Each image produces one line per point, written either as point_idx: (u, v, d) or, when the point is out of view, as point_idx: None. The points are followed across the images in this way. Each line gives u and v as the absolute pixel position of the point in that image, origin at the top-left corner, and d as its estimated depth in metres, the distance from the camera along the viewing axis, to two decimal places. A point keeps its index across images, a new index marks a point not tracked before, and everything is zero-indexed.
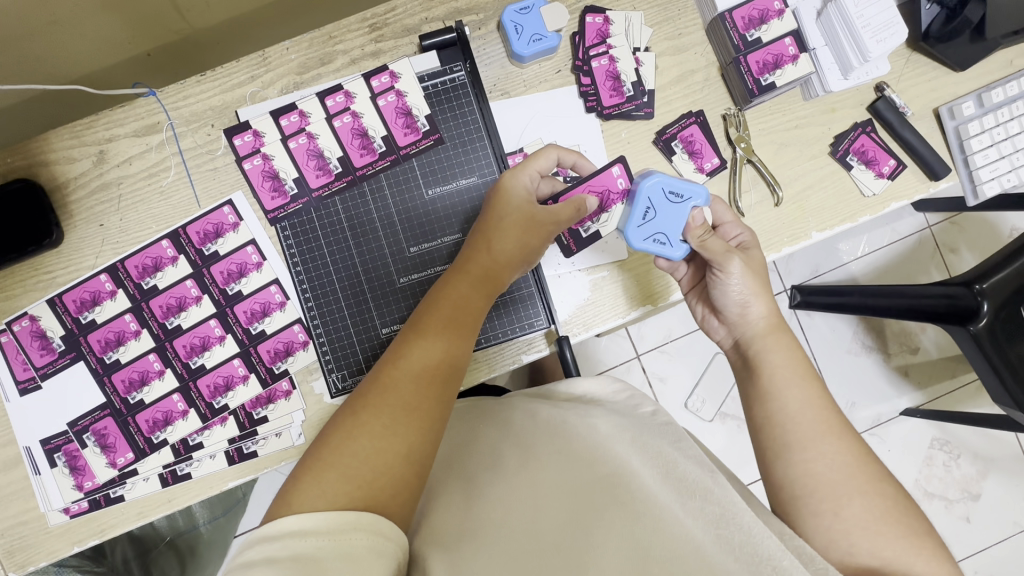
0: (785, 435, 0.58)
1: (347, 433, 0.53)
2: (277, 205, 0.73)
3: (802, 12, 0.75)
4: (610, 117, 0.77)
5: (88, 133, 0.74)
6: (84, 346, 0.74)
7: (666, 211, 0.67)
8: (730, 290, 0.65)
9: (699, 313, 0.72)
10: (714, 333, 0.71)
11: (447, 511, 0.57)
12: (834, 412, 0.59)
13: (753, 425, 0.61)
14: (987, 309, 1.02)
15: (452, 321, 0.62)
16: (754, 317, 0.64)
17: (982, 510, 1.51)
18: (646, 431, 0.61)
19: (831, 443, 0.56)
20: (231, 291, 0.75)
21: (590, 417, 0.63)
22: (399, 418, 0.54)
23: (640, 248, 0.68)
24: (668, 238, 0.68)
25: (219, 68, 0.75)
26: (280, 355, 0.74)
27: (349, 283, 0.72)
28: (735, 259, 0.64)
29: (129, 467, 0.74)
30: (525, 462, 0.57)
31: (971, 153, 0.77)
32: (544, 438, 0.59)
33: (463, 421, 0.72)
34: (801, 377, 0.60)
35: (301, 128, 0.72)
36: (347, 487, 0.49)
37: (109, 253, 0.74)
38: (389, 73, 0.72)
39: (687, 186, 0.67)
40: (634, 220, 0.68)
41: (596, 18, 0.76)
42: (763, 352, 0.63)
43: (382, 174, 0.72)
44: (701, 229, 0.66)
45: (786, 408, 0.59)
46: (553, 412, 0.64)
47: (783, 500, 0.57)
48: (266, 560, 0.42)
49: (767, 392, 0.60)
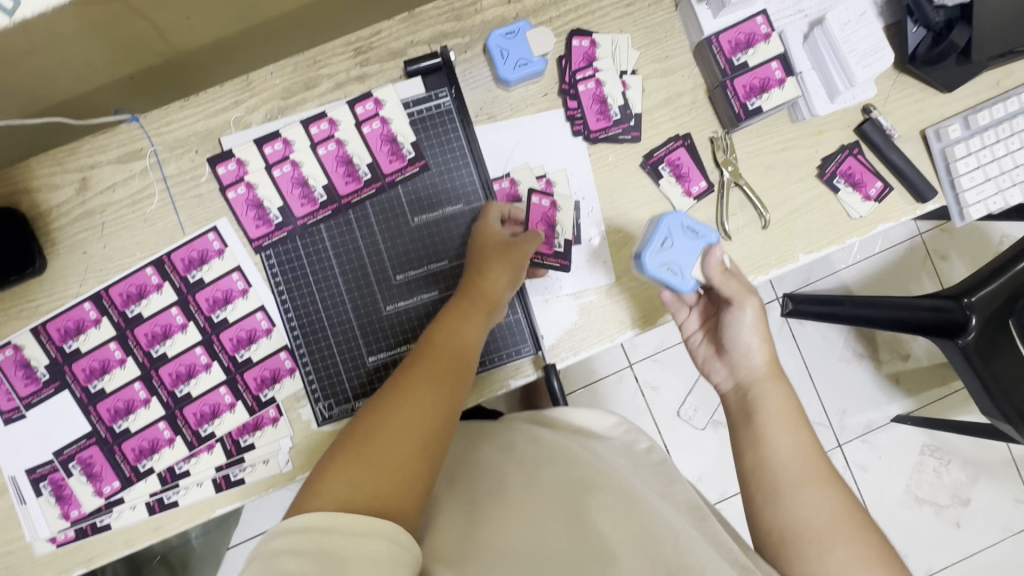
0: (776, 479, 0.59)
1: (367, 431, 0.53)
2: (261, 233, 0.72)
3: (789, 35, 0.75)
4: (597, 141, 0.76)
5: (70, 160, 0.73)
6: (69, 375, 0.73)
7: (682, 245, 0.67)
8: (744, 328, 0.66)
9: (702, 355, 0.72)
10: (713, 376, 0.71)
11: (449, 529, 0.56)
12: (822, 460, 0.60)
13: (742, 467, 0.62)
14: (975, 323, 1.03)
15: (458, 328, 0.63)
16: (758, 361, 0.66)
17: (972, 515, 1.52)
18: (641, 473, 0.64)
19: (818, 490, 0.58)
20: (217, 318, 0.74)
21: (590, 451, 0.65)
22: (414, 421, 0.54)
23: (653, 274, 0.67)
24: (681, 269, 0.67)
25: (202, 93, 0.74)
26: (267, 382, 0.74)
27: (336, 311, 0.71)
28: (754, 299, 0.65)
29: (116, 496, 0.74)
30: (530, 488, 0.58)
31: (957, 175, 0.78)
32: (549, 466, 0.61)
33: (464, 443, 0.72)
34: (793, 424, 0.62)
35: (285, 156, 0.72)
36: (366, 488, 0.49)
37: (93, 281, 0.73)
38: (374, 100, 0.72)
39: (704, 225, 0.68)
40: (652, 247, 0.67)
41: (583, 42, 0.76)
42: (763, 396, 0.64)
43: (367, 202, 0.72)
44: (721, 269, 0.66)
45: (778, 453, 0.60)
46: (555, 440, 0.66)
47: (770, 544, 0.58)
48: (293, 553, 0.42)
49: (761, 436, 0.62)
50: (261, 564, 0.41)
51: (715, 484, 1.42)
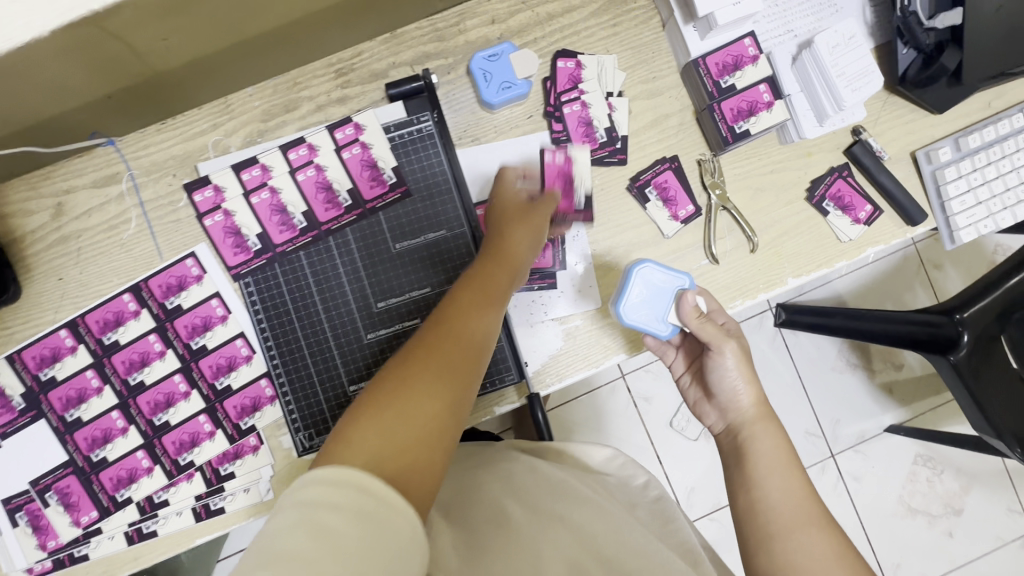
0: (768, 524, 0.59)
1: (392, 387, 0.49)
2: (240, 260, 0.71)
3: (777, 57, 0.74)
4: (582, 164, 0.75)
5: (45, 184, 0.72)
6: (45, 404, 0.72)
7: (655, 293, 0.69)
8: (726, 373, 0.67)
9: (693, 398, 0.75)
10: (705, 418, 0.73)
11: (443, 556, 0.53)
12: (815, 504, 0.60)
13: (737, 510, 0.62)
14: (967, 339, 1.02)
15: (486, 286, 0.60)
16: (745, 403, 0.67)
17: (964, 525, 1.52)
18: (639, 514, 0.67)
19: (810, 534, 0.57)
20: (196, 345, 0.73)
21: (591, 490, 0.67)
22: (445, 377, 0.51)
23: (632, 324, 0.69)
24: (655, 317, 0.69)
25: (179, 116, 0.73)
26: (247, 410, 0.73)
27: (316, 341, 0.70)
28: (731, 342, 0.66)
29: (94, 526, 0.72)
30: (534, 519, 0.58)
31: (947, 199, 0.77)
32: (550, 502, 0.61)
33: (461, 467, 0.71)
34: (783, 467, 0.62)
35: (263, 183, 0.70)
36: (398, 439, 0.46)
37: (70, 308, 0.72)
38: (354, 125, 0.71)
39: (675, 272, 0.69)
40: (626, 299, 0.69)
41: (568, 63, 0.74)
42: (753, 438, 0.65)
43: (348, 228, 0.70)
44: (696, 315, 0.67)
45: (769, 497, 0.60)
46: (557, 475, 0.68)
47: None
48: (324, 505, 0.38)
49: (752, 479, 0.62)
50: (294, 514, 0.37)
51: (707, 496, 1.41)
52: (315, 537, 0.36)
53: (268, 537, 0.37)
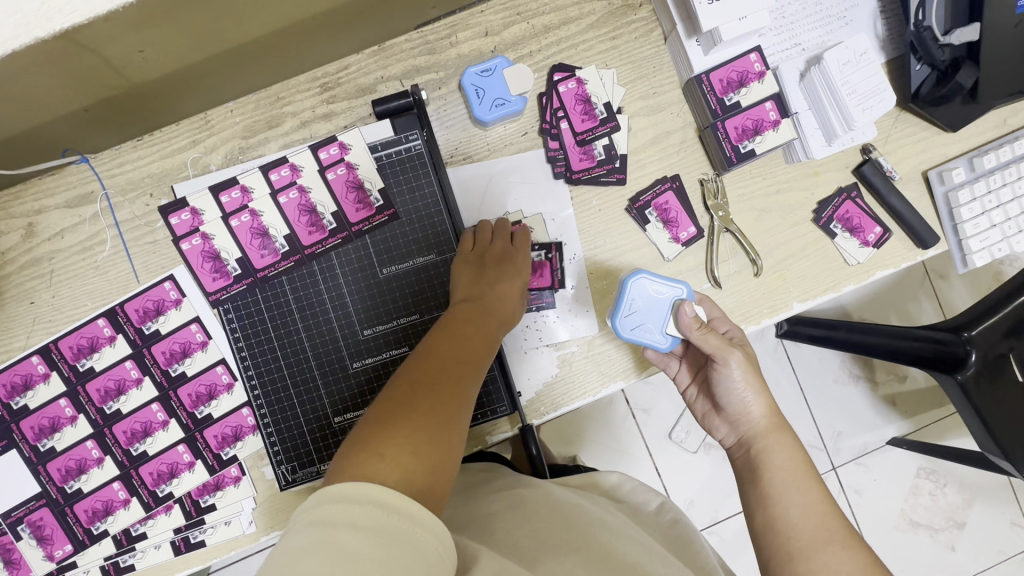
0: (787, 542, 0.57)
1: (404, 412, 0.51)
2: (218, 286, 0.67)
3: (784, 73, 0.70)
4: (580, 182, 0.72)
5: (15, 204, 0.69)
6: (17, 434, 0.69)
7: (651, 304, 0.66)
8: (734, 385, 0.64)
9: (701, 410, 0.72)
10: (716, 432, 0.70)
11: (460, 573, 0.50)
12: (839, 520, 0.57)
13: (755, 528, 0.60)
14: (975, 359, 0.99)
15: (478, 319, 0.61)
16: (756, 415, 0.64)
17: (967, 538, 1.49)
18: (653, 533, 0.65)
19: (835, 552, 0.55)
20: (174, 372, 0.70)
21: (609, 514, 0.64)
22: (443, 409, 0.53)
23: (628, 338, 0.66)
24: (653, 329, 0.66)
25: (156, 132, 0.69)
26: (228, 440, 0.70)
27: (299, 370, 0.67)
28: (736, 353, 0.63)
29: (69, 560, 0.70)
30: (547, 540, 0.56)
31: (961, 221, 0.73)
32: (558, 524, 0.59)
33: (465, 494, 0.68)
34: (802, 478, 0.60)
35: (243, 205, 0.67)
36: (411, 467, 0.47)
37: (42, 333, 0.69)
38: (339, 145, 0.67)
39: (670, 282, 0.66)
40: (621, 311, 0.66)
41: (568, 84, 0.71)
42: (766, 451, 0.62)
43: (333, 252, 0.67)
44: (696, 324, 0.63)
45: (788, 515, 0.58)
46: (569, 498, 0.65)
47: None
48: (346, 526, 0.38)
49: (767, 495, 0.60)
50: (311, 534, 0.37)
51: (706, 510, 1.38)
52: (336, 560, 0.36)
53: (281, 558, 0.36)
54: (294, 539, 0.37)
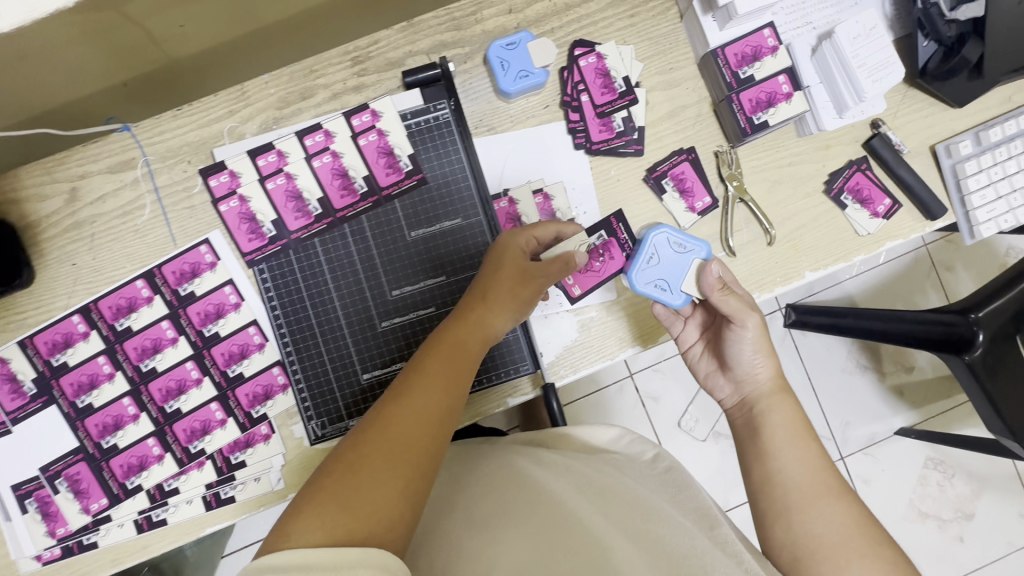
0: (784, 496, 0.59)
1: (348, 467, 0.50)
2: (254, 246, 0.70)
3: (796, 48, 0.73)
4: (599, 153, 0.75)
5: (59, 169, 0.72)
6: (56, 390, 0.72)
7: (671, 259, 0.70)
8: (746, 347, 0.66)
9: (704, 370, 0.73)
10: (717, 392, 0.72)
11: (470, 503, 0.58)
12: (832, 473, 0.60)
13: (751, 483, 0.62)
14: (983, 339, 0.99)
15: (453, 350, 0.59)
16: (763, 376, 0.67)
17: (975, 529, 1.49)
18: (650, 484, 0.65)
19: (829, 505, 0.58)
20: (208, 332, 0.73)
21: (597, 471, 0.65)
22: (399, 451, 0.51)
23: (642, 291, 0.71)
24: (669, 285, 0.70)
25: (195, 103, 0.73)
26: (259, 398, 0.73)
27: (330, 329, 0.70)
28: (753, 315, 0.65)
29: (103, 513, 0.72)
30: (529, 496, 0.57)
31: (968, 193, 0.76)
32: (542, 483, 0.60)
33: (459, 467, 0.69)
34: (800, 434, 0.62)
35: (279, 168, 0.70)
36: (348, 521, 0.46)
37: (82, 293, 0.72)
38: (371, 112, 0.70)
39: (692, 240, 0.70)
40: (639, 263, 0.71)
41: (589, 59, 0.74)
42: (767, 410, 0.65)
43: (363, 216, 0.70)
44: (718, 285, 0.67)
45: (785, 468, 0.60)
46: (558, 458, 0.67)
47: (785, 563, 0.57)
48: None
49: (767, 452, 0.62)
50: None
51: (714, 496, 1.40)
52: None
53: None
54: None
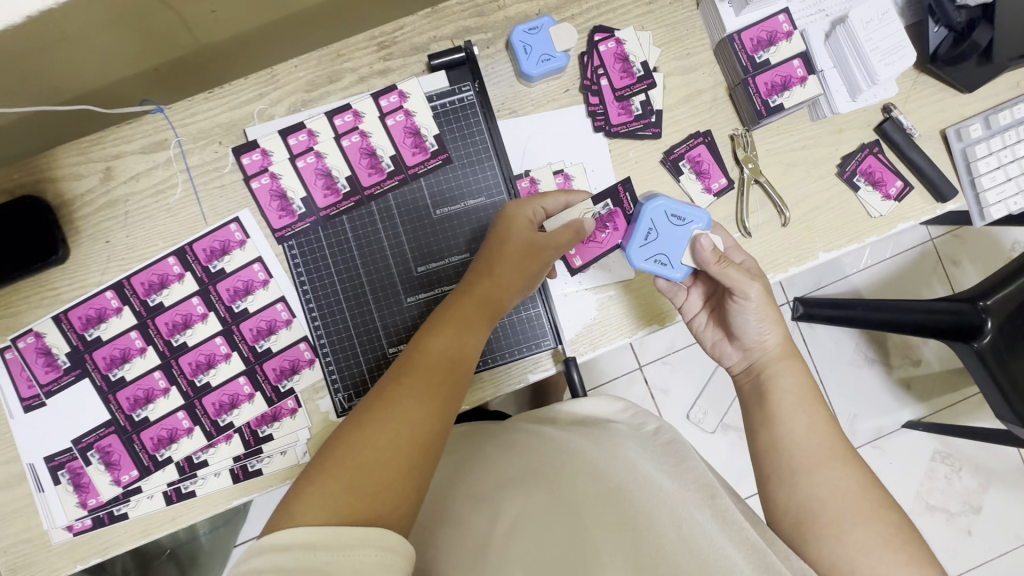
0: (789, 460, 0.61)
1: (350, 450, 0.51)
2: (284, 223, 0.73)
3: (811, 33, 0.76)
4: (618, 135, 0.77)
5: (95, 149, 0.74)
6: (89, 363, 0.74)
7: (669, 231, 0.70)
8: (750, 316, 0.66)
9: (710, 339, 0.73)
10: (725, 359, 0.72)
11: (475, 477, 0.61)
12: (840, 439, 0.61)
13: (757, 448, 0.64)
14: (991, 326, 0.99)
15: (457, 335, 0.61)
16: (771, 343, 0.67)
17: (985, 522, 1.47)
18: (650, 455, 0.63)
19: (836, 469, 0.59)
20: (238, 308, 0.74)
21: (596, 437, 0.64)
22: (401, 434, 0.52)
23: (642, 267, 0.71)
24: (669, 259, 0.70)
25: (226, 86, 0.75)
26: (286, 373, 0.74)
27: (357, 301, 0.73)
28: (756, 285, 0.64)
29: (134, 485, 0.74)
30: (531, 471, 0.57)
31: (978, 175, 0.78)
32: (547, 461, 0.58)
33: (468, 446, 0.68)
34: (808, 400, 0.63)
35: (309, 147, 0.73)
36: (350, 503, 0.47)
37: (115, 270, 0.74)
38: (398, 93, 0.74)
39: (689, 210, 0.70)
40: (636, 241, 0.71)
41: (608, 44, 0.76)
42: (776, 376, 0.66)
43: (390, 194, 0.74)
44: (715, 257, 0.65)
45: (792, 434, 0.62)
46: (559, 436, 0.64)
47: (788, 524, 0.59)
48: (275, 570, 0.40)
49: (774, 417, 0.63)
50: None
51: None
52: None
53: None
54: None
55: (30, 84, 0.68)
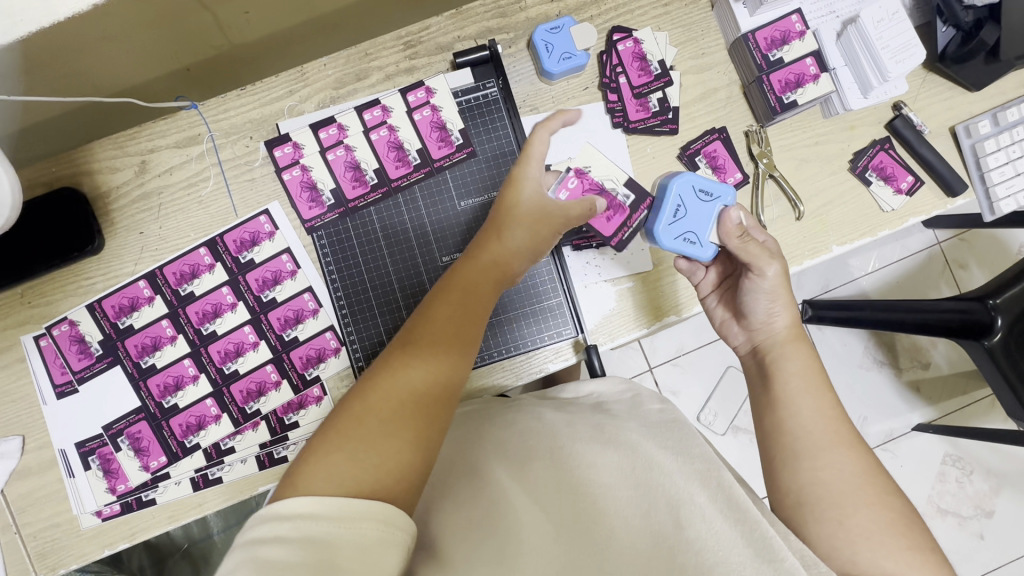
0: (795, 442, 0.60)
1: (353, 421, 0.52)
2: (314, 214, 0.76)
3: (823, 34, 0.78)
4: (636, 132, 0.79)
5: (131, 144, 0.76)
6: (121, 351, 0.76)
7: (698, 208, 0.72)
8: (761, 294, 0.67)
9: (719, 317, 0.74)
10: (731, 339, 0.73)
11: (482, 447, 0.60)
12: (845, 424, 0.60)
13: (763, 432, 0.63)
14: (1002, 324, 0.98)
15: (461, 303, 0.61)
16: (779, 325, 0.67)
17: (996, 527, 1.44)
18: (659, 426, 0.60)
19: (840, 454, 0.58)
20: (266, 297, 0.76)
21: (599, 415, 0.62)
22: (405, 406, 0.53)
23: (670, 245, 0.73)
24: (697, 238, 0.72)
25: (257, 83, 0.77)
26: (312, 361, 0.76)
27: (382, 289, 0.76)
28: (775, 264, 0.66)
29: (162, 471, 0.75)
30: (534, 446, 0.56)
31: (987, 170, 0.80)
32: (551, 438, 0.57)
33: (473, 421, 0.67)
34: (814, 385, 0.63)
35: (339, 141, 0.76)
36: (353, 474, 0.48)
37: (148, 260, 0.76)
38: (425, 89, 0.77)
39: (718, 185, 0.72)
40: (664, 218, 0.73)
41: (626, 43, 0.78)
42: (781, 359, 0.65)
43: (416, 185, 0.77)
44: (738, 232, 0.69)
45: (798, 417, 0.61)
46: (563, 416, 0.62)
47: (789, 506, 0.58)
48: (277, 539, 0.42)
49: (779, 400, 0.63)
50: (242, 552, 0.42)
51: None
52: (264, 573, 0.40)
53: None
54: (233, 557, 0.43)
55: (73, 80, 0.70)
